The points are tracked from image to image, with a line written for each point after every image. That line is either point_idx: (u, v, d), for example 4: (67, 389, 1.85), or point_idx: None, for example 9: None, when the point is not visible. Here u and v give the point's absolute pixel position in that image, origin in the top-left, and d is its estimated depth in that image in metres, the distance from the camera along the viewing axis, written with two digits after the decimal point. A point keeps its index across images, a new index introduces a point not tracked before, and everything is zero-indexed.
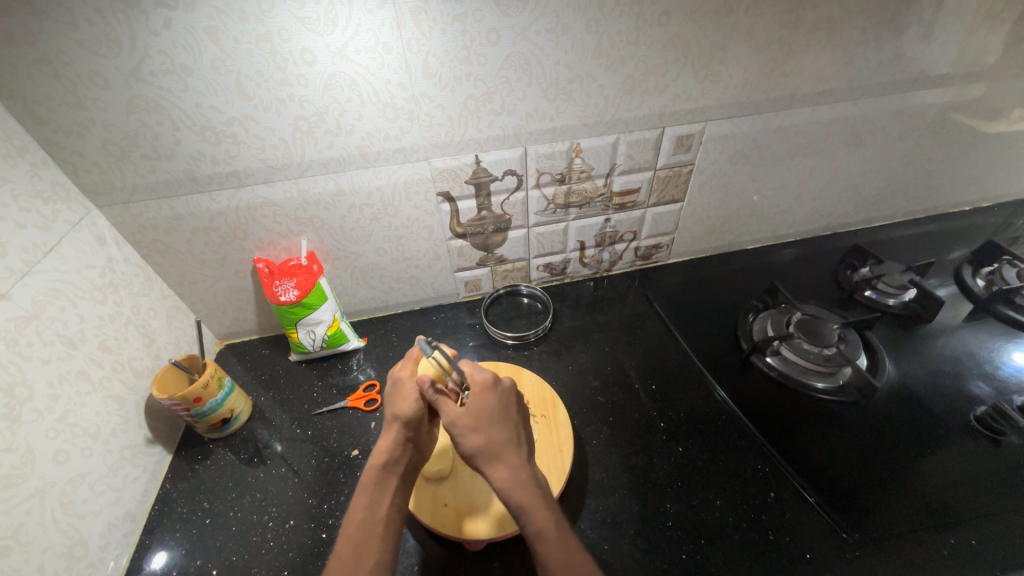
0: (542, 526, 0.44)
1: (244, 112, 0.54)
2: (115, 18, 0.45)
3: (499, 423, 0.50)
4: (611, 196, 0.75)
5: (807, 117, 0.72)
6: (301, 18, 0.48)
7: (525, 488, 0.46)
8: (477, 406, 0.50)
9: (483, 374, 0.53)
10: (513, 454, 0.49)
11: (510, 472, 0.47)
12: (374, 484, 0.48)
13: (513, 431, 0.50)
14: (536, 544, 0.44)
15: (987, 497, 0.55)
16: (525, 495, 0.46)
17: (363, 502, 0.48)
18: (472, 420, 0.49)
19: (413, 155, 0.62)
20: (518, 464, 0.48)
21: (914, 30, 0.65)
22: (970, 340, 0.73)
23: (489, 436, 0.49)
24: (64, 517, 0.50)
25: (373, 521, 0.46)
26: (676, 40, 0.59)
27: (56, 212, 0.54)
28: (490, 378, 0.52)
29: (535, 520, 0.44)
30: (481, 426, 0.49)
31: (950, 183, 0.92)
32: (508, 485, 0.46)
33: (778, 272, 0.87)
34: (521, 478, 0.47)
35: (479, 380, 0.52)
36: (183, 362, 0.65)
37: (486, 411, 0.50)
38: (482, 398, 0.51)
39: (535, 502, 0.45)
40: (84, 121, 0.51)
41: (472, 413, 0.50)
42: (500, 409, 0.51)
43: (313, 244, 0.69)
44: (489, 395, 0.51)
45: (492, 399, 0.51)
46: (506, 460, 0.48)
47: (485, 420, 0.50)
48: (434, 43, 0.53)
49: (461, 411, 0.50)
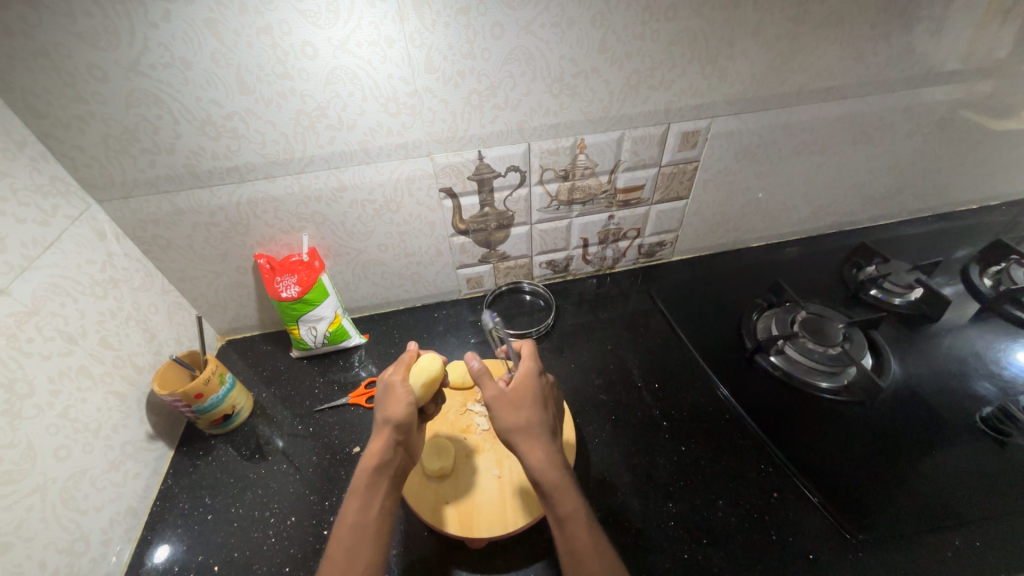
0: (572, 510, 0.44)
1: (245, 106, 0.53)
2: (113, 11, 0.45)
3: (539, 406, 0.50)
4: (615, 193, 0.74)
5: (815, 113, 0.71)
6: (302, 11, 0.48)
7: (560, 471, 0.46)
8: (521, 386, 0.51)
9: (525, 359, 0.54)
10: (549, 438, 0.48)
11: (546, 454, 0.46)
12: (364, 487, 0.47)
13: (550, 417, 0.50)
14: (566, 526, 0.43)
15: (992, 498, 0.54)
16: (558, 477, 0.45)
17: (356, 504, 0.47)
18: (515, 398, 0.49)
19: (415, 150, 0.62)
20: (551, 447, 0.47)
21: (925, 26, 0.64)
22: (977, 340, 0.72)
23: (528, 416, 0.48)
24: (65, 513, 0.50)
25: (363, 526, 0.45)
26: (683, 35, 0.58)
27: (56, 206, 0.53)
28: (534, 365, 0.54)
29: (568, 503, 0.44)
30: (523, 406, 0.49)
31: (958, 181, 0.91)
32: (542, 465, 0.46)
33: (783, 270, 0.86)
34: (555, 460, 0.46)
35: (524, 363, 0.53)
36: (184, 358, 0.64)
37: (530, 392, 0.50)
38: (527, 380, 0.51)
39: (568, 486, 0.45)
40: (83, 114, 0.51)
41: (515, 393, 0.50)
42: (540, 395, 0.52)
43: (314, 240, 0.69)
44: (533, 379, 0.52)
45: (535, 383, 0.52)
46: (543, 442, 0.47)
47: (526, 402, 0.50)
48: (437, 37, 0.52)
49: (505, 389, 0.50)
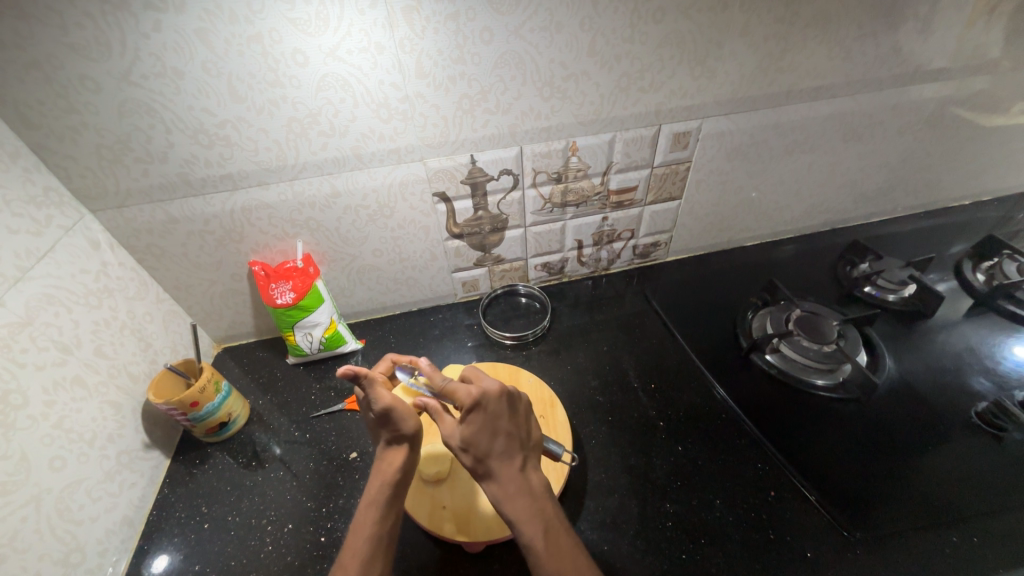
0: (532, 539, 0.44)
1: (237, 114, 0.53)
2: (105, 21, 0.45)
3: (487, 442, 0.48)
4: (608, 195, 0.74)
5: (805, 112, 0.72)
6: (292, 19, 0.48)
7: (518, 501, 0.47)
8: (464, 428, 0.49)
9: (465, 393, 0.49)
10: (504, 466, 0.48)
11: (501, 485, 0.48)
12: (385, 499, 0.48)
13: (503, 444, 0.49)
14: (527, 555, 0.44)
15: (989, 493, 0.55)
16: (515, 507, 0.46)
17: (371, 517, 0.48)
18: (461, 441, 0.49)
19: (408, 155, 0.62)
20: (508, 476, 0.48)
21: (911, 24, 0.64)
22: (971, 336, 0.73)
23: (477, 455, 0.48)
24: (60, 524, 0.50)
25: (381, 538, 0.47)
26: (672, 36, 0.58)
27: (49, 217, 0.53)
28: (473, 398, 0.49)
29: (526, 531, 0.45)
30: (470, 447, 0.48)
31: (949, 178, 0.92)
32: (500, 496, 0.47)
33: (778, 269, 0.86)
34: (511, 490, 0.47)
35: (464, 400, 0.49)
36: (180, 366, 0.64)
37: (471, 436, 0.48)
38: (470, 419, 0.49)
39: (525, 513, 0.46)
40: (76, 125, 0.51)
41: (461, 433, 0.49)
42: (491, 425, 0.49)
43: (309, 246, 0.69)
44: (476, 415, 0.49)
45: (482, 416, 0.49)
46: (496, 474, 0.48)
47: (474, 441, 0.48)
48: (426, 42, 0.52)
49: (454, 430, 0.50)
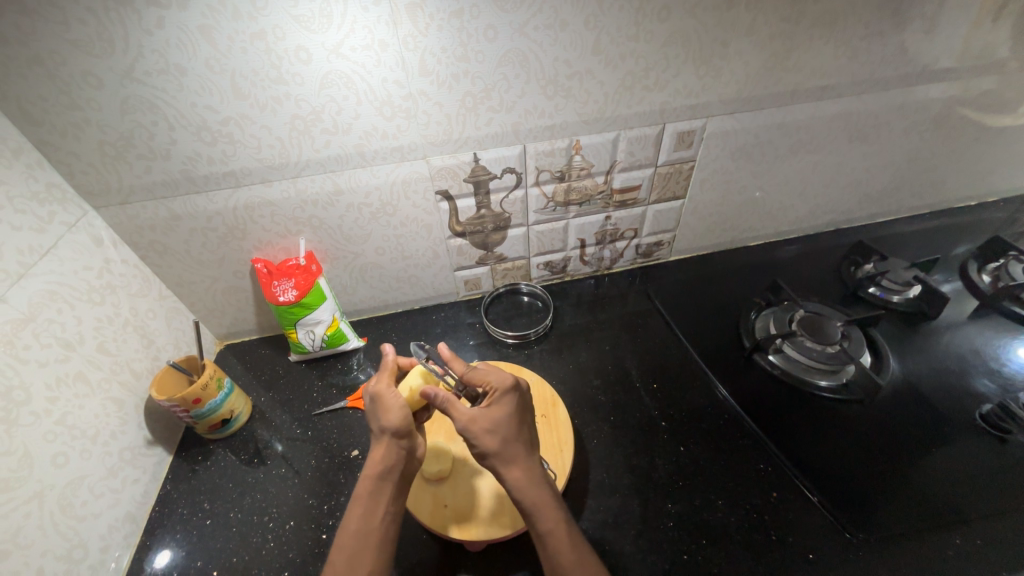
0: (552, 526, 0.45)
1: (239, 111, 0.53)
2: (107, 17, 0.45)
3: (514, 428, 0.49)
4: (612, 194, 0.74)
5: (811, 112, 0.71)
6: (295, 16, 0.48)
7: (537, 488, 0.47)
8: (494, 410, 0.49)
9: (500, 377, 0.51)
10: (526, 455, 0.48)
11: (523, 473, 0.47)
12: (369, 495, 0.48)
13: (526, 434, 0.50)
14: (546, 542, 0.44)
15: (993, 496, 0.54)
16: (535, 494, 0.46)
17: (358, 512, 0.48)
18: (489, 423, 0.48)
19: (411, 153, 0.62)
20: (530, 465, 0.48)
21: (919, 23, 0.64)
22: (976, 337, 0.72)
23: (503, 439, 0.48)
24: (63, 520, 0.50)
25: (366, 533, 0.46)
26: (677, 35, 0.58)
27: (52, 213, 0.53)
28: (508, 382, 0.50)
29: (546, 517, 0.45)
30: (497, 430, 0.48)
31: (956, 179, 0.91)
32: (521, 483, 0.47)
33: (782, 269, 0.86)
34: (532, 478, 0.47)
35: (497, 383, 0.50)
36: (182, 363, 0.65)
37: (502, 418, 0.48)
38: (502, 401, 0.49)
39: (545, 502, 0.46)
40: (79, 121, 0.51)
41: (490, 416, 0.48)
42: (517, 413, 0.50)
43: (311, 244, 0.69)
44: (507, 398, 0.50)
45: (513, 400, 0.50)
46: (519, 461, 0.48)
47: (502, 425, 0.48)
48: (430, 40, 0.52)
49: (478, 414, 0.48)
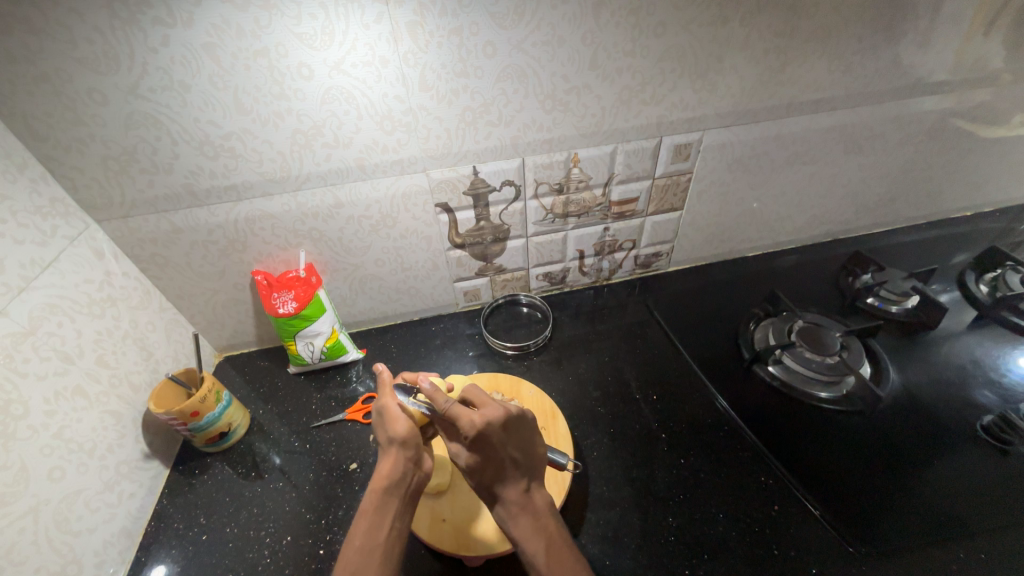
0: (535, 559, 0.45)
1: (242, 126, 0.54)
2: (114, 36, 0.46)
3: (494, 467, 0.48)
4: (610, 205, 0.75)
5: (806, 124, 0.72)
6: (298, 33, 0.49)
7: (522, 520, 0.47)
8: (468, 454, 0.48)
9: (468, 424, 0.47)
10: (509, 489, 0.48)
11: (505, 506, 0.48)
12: (375, 509, 0.48)
13: (509, 471, 0.48)
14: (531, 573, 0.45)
15: (995, 509, 0.54)
16: (520, 526, 0.47)
17: (363, 528, 0.47)
18: (466, 465, 0.49)
19: (411, 166, 0.62)
20: (514, 498, 0.48)
21: (911, 38, 0.65)
22: (975, 347, 0.72)
23: (482, 479, 0.49)
24: (58, 535, 0.50)
25: (371, 550, 0.45)
26: (673, 51, 0.59)
27: (55, 227, 0.54)
28: (476, 430, 0.47)
29: (530, 549, 0.45)
30: (478, 469, 0.49)
31: (951, 190, 0.92)
32: (504, 516, 0.48)
33: (780, 279, 0.86)
34: (517, 510, 0.47)
35: (466, 431, 0.47)
36: (181, 375, 0.64)
37: (477, 462, 0.48)
38: (474, 447, 0.48)
39: (530, 534, 0.46)
40: (83, 137, 0.51)
41: (467, 457, 0.49)
42: (494, 454, 0.48)
43: (312, 256, 0.69)
44: (480, 443, 0.47)
45: (484, 447, 0.48)
46: (501, 497, 0.48)
47: (482, 465, 0.49)
48: (430, 57, 0.53)
49: (461, 451, 0.50)
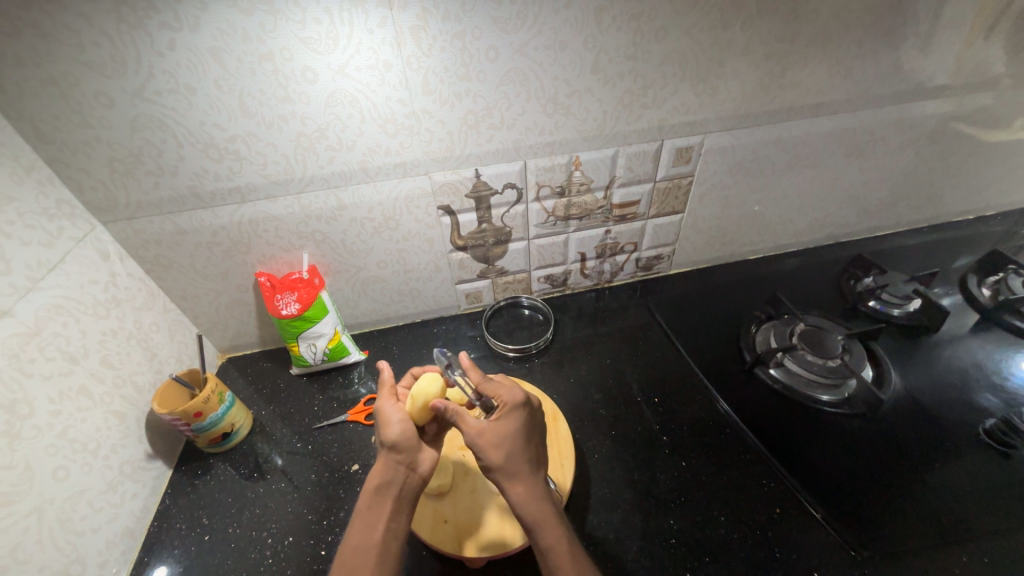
0: (554, 543, 0.44)
1: (247, 129, 0.55)
2: (121, 40, 0.46)
3: (521, 443, 0.49)
4: (611, 208, 0.75)
5: (807, 128, 0.72)
6: (303, 38, 0.49)
7: (541, 504, 0.47)
8: (502, 423, 0.49)
9: (511, 393, 0.50)
10: (531, 471, 0.48)
11: (525, 488, 0.47)
12: (367, 509, 0.48)
13: (532, 451, 0.49)
14: (547, 559, 0.44)
15: (999, 513, 0.54)
16: (538, 510, 0.46)
17: (357, 527, 0.47)
18: (496, 437, 0.48)
19: (414, 169, 0.63)
20: (535, 480, 0.48)
21: (912, 42, 0.65)
22: (978, 351, 0.72)
23: (508, 454, 0.48)
24: (62, 534, 0.50)
25: (363, 550, 0.46)
26: (674, 55, 0.59)
27: (61, 228, 0.54)
28: (519, 399, 0.50)
29: (548, 534, 0.45)
30: (504, 444, 0.48)
31: (953, 193, 0.92)
32: (523, 500, 0.46)
33: (782, 282, 0.86)
34: (537, 493, 0.47)
35: (508, 399, 0.50)
36: (184, 376, 0.65)
37: (509, 432, 0.48)
38: (509, 418, 0.49)
39: (548, 518, 0.46)
40: (89, 139, 0.52)
41: (497, 430, 0.48)
42: (524, 430, 0.50)
43: (314, 258, 0.70)
44: (515, 415, 0.49)
45: (521, 417, 0.50)
46: (524, 477, 0.47)
47: (509, 439, 0.48)
48: (433, 60, 0.54)
49: (486, 426, 0.48)
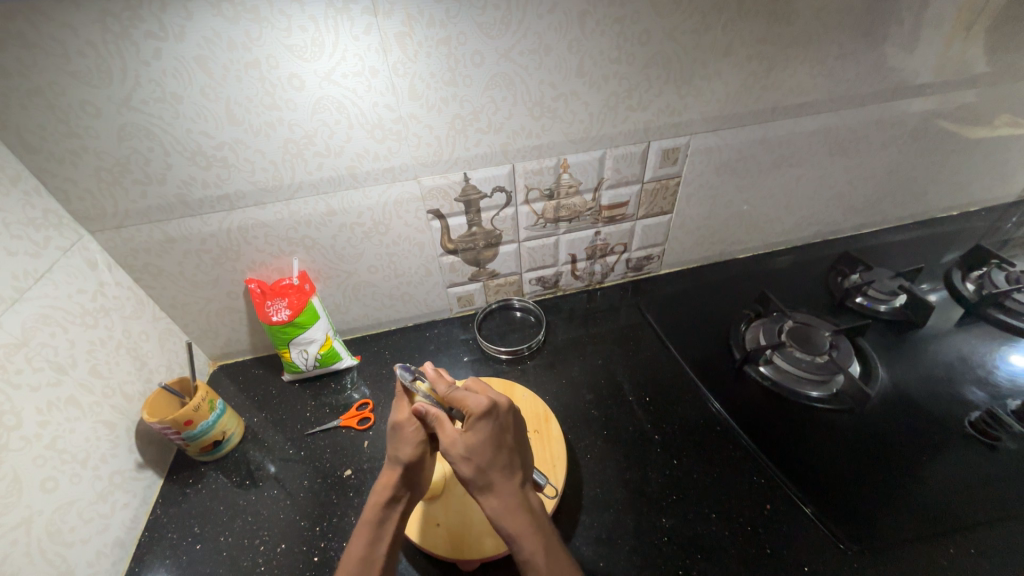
0: (531, 553, 0.45)
1: (234, 136, 0.55)
2: (107, 50, 0.47)
3: (492, 452, 0.48)
4: (600, 210, 0.76)
5: (791, 128, 0.73)
6: (289, 45, 0.50)
7: (517, 514, 0.47)
8: (471, 435, 0.48)
9: (476, 401, 0.48)
10: (505, 481, 0.48)
11: (501, 499, 0.47)
12: (373, 523, 0.48)
13: (505, 459, 0.49)
14: (525, 569, 0.44)
15: (985, 504, 0.54)
16: (514, 522, 0.46)
17: (362, 539, 0.47)
18: (465, 450, 0.47)
19: (402, 174, 0.63)
20: (510, 491, 0.48)
21: (890, 43, 0.66)
22: (963, 345, 0.73)
23: (480, 465, 0.47)
24: (51, 547, 0.50)
25: (371, 562, 0.46)
26: (658, 57, 0.60)
27: (48, 238, 0.54)
28: (485, 406, 0.48)
29: (526, 546, 0.45)
30: (474, 456, 0.47)
31: (937, 190, 0.93)
32: (499, 511, 0.47)
33: (771, 281, 0.87)
34: (513, 504, 0.47)
35: (473, 408, 0.48)
36: (175, 385, 0.65)
37: (479, 442, 0.47)
38: (477, 428, 0.48)
39: (525, 528, 0.46)
40: (76, 149, 0.52)
41: (466, 441, 0.47)
42: (495, 438, 0.49)
43: (305, 264, 0.70)
44: (483, 425, 0.48)
45: (490, 426, 0.48)
46: (497, 488, 0.47)
47: (479, 450, 0.47)
48: (419, 66, 0.54)
49: (456, 438, 0.47)
